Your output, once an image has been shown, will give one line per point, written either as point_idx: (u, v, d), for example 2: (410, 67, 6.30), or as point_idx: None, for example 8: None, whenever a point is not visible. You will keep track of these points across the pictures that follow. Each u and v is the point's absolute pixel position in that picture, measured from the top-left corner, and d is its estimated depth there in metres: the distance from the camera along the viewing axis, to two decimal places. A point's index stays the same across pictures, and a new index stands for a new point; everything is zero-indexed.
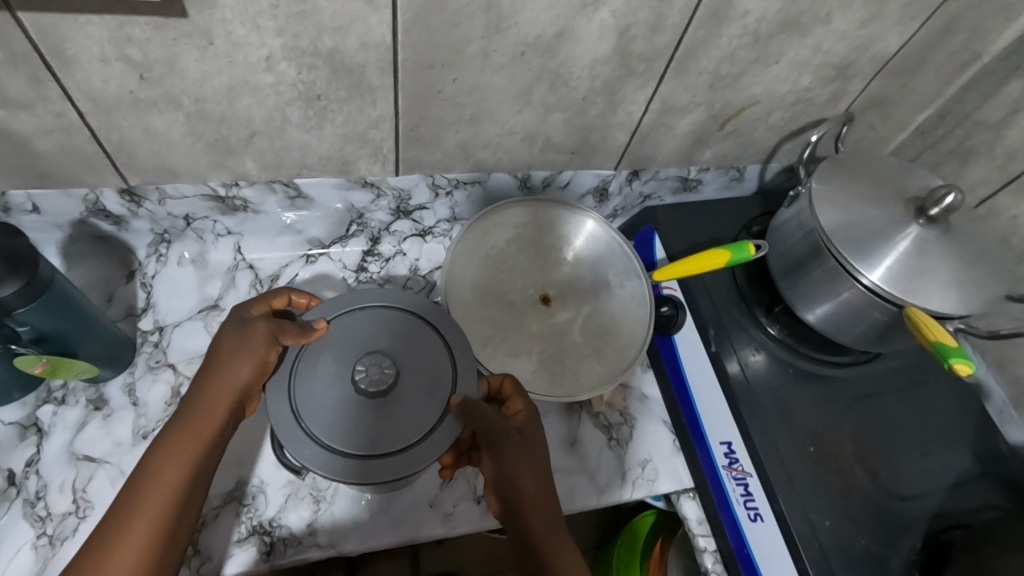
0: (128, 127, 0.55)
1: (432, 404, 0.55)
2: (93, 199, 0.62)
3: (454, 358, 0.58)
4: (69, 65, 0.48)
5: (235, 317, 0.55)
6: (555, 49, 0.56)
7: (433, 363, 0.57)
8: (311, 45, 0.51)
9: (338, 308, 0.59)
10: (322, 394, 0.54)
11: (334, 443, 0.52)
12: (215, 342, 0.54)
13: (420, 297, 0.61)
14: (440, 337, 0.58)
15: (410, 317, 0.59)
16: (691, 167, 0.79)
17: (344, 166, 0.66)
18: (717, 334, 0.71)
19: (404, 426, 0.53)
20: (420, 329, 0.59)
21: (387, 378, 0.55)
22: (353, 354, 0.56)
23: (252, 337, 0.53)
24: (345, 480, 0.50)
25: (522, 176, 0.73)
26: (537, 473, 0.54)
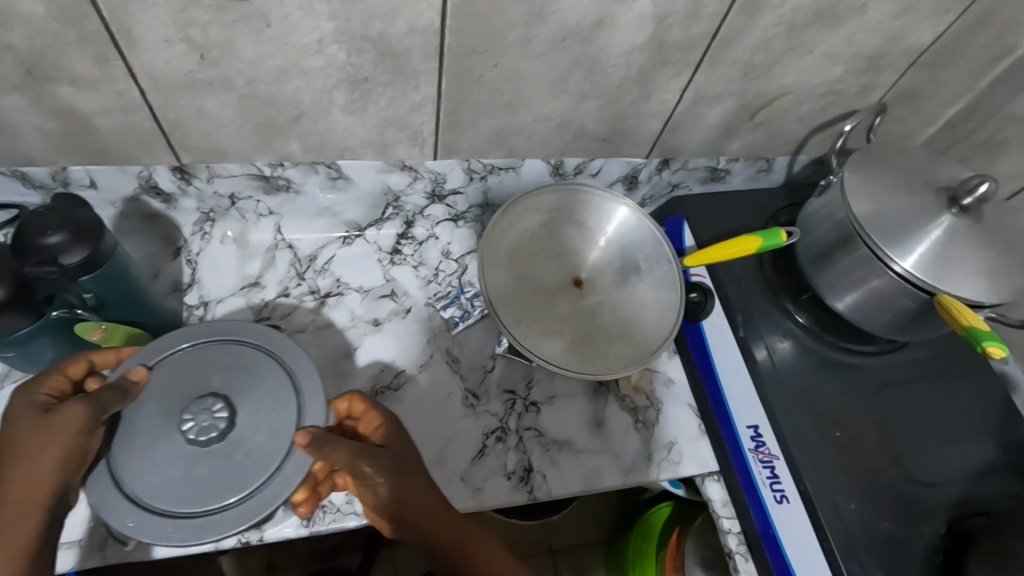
0: (183, 107, 0.57)
1: (275, 441, 0.51)
2: (147, 175, 0.65)
3: (299, 387, 0.54)
4: (134, 44, 0.50)
5: (24, 403, 0.48)
6: (594, 36, 0.58)
7: (273, 402, 0.53)
8: (361, 29, 0.53)
9: (157, 354, 0.54)
10: (146, 450, 0.50)
11: (159, 504, 0.48)
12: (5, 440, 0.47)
13: (260, 327, 0.56)
14: (278, 365, 0.54)
15: (258, 348, 0.55)
16: (720, 158, 0.80)
17: (384, 149, 0.68)
18: (744, 320, 0.72)
19: (237, 477, 0.49)
20: (261, 364, 0.54)
21: (219, 423, 0.50)
22: (180, 401, 0.52)
23: (54, 428, 0.46)
24: (179, 544, 0.47)
25: (555, 162, 0.75)
26: (421, 483, 0.53)
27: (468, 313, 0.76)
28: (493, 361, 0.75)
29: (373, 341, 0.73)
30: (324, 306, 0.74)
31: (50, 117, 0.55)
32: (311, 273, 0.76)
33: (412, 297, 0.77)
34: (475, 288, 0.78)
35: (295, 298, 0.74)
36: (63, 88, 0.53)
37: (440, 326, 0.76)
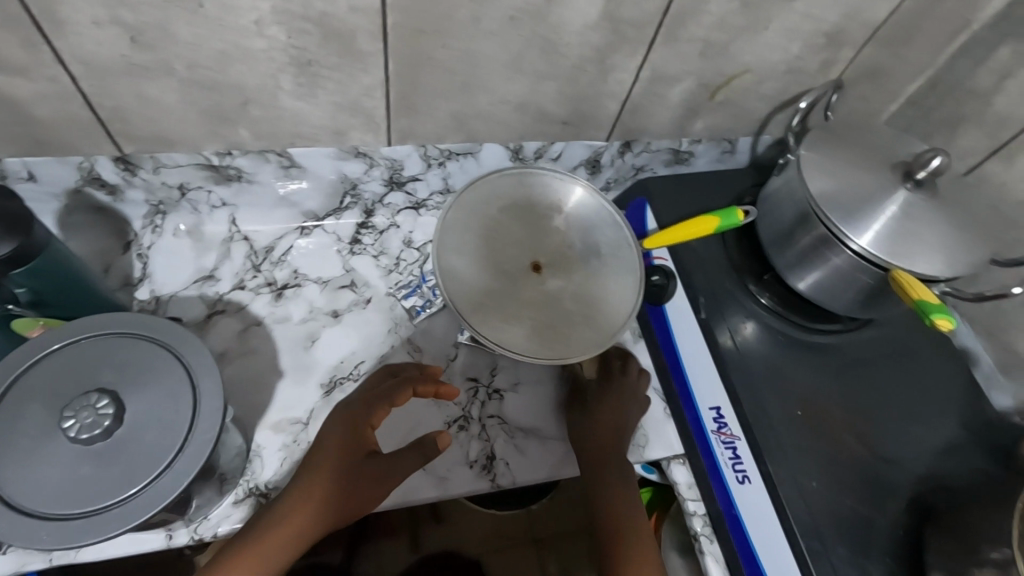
0: (122, 93, 0.55)
1: (164, 440, 0.45)
2: (89, 167, 0.63)
3: (195, 381, 0.48)
4: (62, 28, 0.48)
5: (351, 422, 0.56)
6: (546, 13, 0.56)
7: (168, 398, 0.47)
8: (302, 9, 0.51)
9: (38, 351, 0.48)
10: (24, 450, 0.44)
11: (35, 506, 0.43)
12: (337, 446, 0.55)
13: (158, 319, 0.51)
14: (176, 359, 0.49)
15: (153, 344, 0.49)
16: (682, 140, 0.80)
17: (337, 135, 0.67)
18: (707, 302, 0.72)
19: (122, 475, 0.44)
20: (157, 358, 0.49)
21: (103, 419, 0.45)
22: (65, 397, 0.46)
23: (364, 468, 0.55)
24: (54, 547, 0.42)
25: (514, 146, 0.74)
26: (620, 423, 0.67)
27: (431, 302, 0.75)
28: (457, 350, 0.74)
29: (333, 333, 0.72)
30: (281, 298, 0.73)
31: None
32: (268, 265, 0.74)
33: (373, 287, 0.76)
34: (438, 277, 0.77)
35: (251, 291, 0.72)
36: None
37: (402, 316, 0.75)
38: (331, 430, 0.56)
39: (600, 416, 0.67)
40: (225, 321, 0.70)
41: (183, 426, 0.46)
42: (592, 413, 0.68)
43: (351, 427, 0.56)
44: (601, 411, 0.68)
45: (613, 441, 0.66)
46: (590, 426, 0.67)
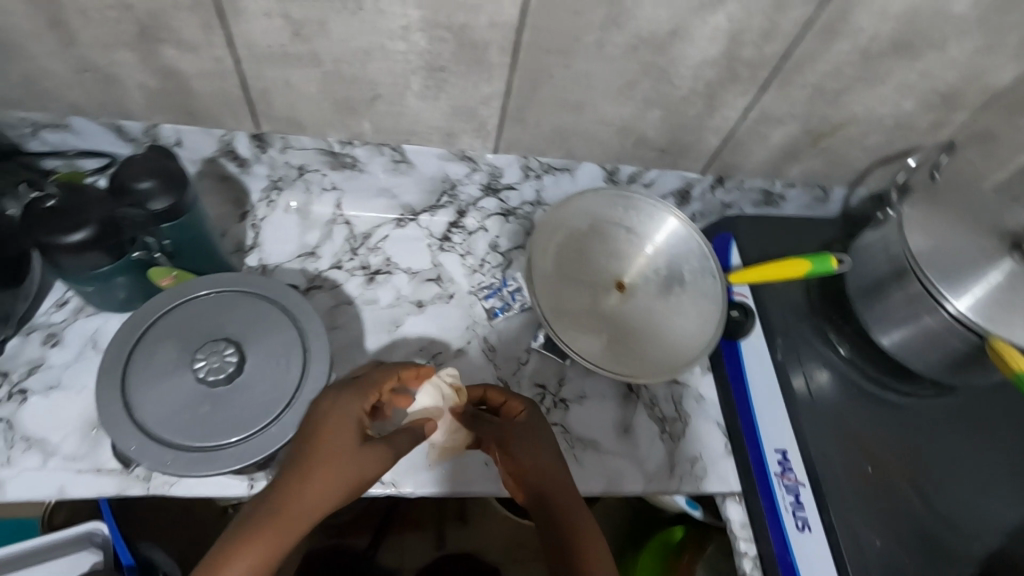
0: (271, 78, 0.61)
1: (276, 394, 0.50)
2: (228, 140, 0.69)
3: (307, 345, 0.52)
4: (239, 15, 0.54)
5: (352, 408, 0.49)
6: (667, 46, 0.59)
7: (283, 354, 0.52)
8: (446, 19, 0.55)
9: (177, 296, 0.53)
10: (157, 383, 0.50)
11: (161, 433, 0.48)
12: (332, 431, 0.47)
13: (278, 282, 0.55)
14: (292, 322, 0.53)
15: (271, 304, 0.54)
16: (776, 181, 0.80)
17: (449, 138, 0.71)
18: (784, 344, 0.72)
19: (237, 420, 0.49)
20: (276, 318, 0.53)
21: (229, 366, 0.50)
22: (196, 341, 0.52)
23: (363, 455, 0.47)
24: (172, 474, 0.46)
25: (610, 168, 0.76)
26: (549, 460, 0.60)
27: (509, 306, 0.78)
28: (528, 355, 0.76)
29: (415, 321, 0.76)
30: (373, 282, 0.77)
31: (154, 76, 0.60)
32: (365, 250, 0.79)
33: (456, 284, 0.80)
34: (517, 283, 0.79)
35: (346, 271, 0.77)
36: (170, 50, 0.57)
37: (481, 315, 0.78)
38: (320, 415, 0.48)
39: (517, 448, 0.60)
40: (320, 296, 0.75)
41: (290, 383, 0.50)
42: (512, 443, 0.61)
43: (352, 416, 0.48)
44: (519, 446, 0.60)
45: (551, 475, 0.59)
46: (521, 476, 0.59)
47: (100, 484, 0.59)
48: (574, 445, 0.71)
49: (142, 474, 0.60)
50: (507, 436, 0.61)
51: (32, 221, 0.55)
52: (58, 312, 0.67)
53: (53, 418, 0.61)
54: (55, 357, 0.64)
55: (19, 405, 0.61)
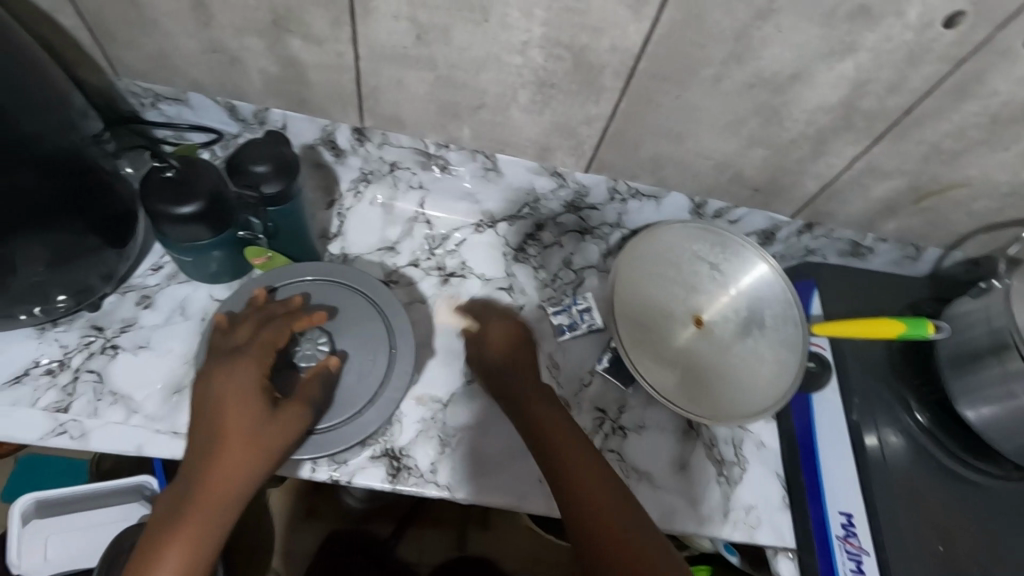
0: (385, 76, 0.63)
1: (361, 389, 0.56)
2: (330, 131, 0.71)
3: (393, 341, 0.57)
4: (368, 16, 0.56)
5: (246, 377, 0.50)
6: (786, 89, 0.58)
7: (370, 350, 0.57)
8: (567, 39, 0.56)
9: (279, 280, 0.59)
10: None
11: None
12: (235, 408, 0.49)
13: (371, 278, 0.60)
14: (381, 317, 0.58)
15: (362, 299, 0.59)
16: (868, 234, 0.78)
17: (543, 152, 0.71)
18: (861, 404, 0.69)
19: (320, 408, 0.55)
20: (366, 313, 0.58)
21: (319, 354, 0.55)
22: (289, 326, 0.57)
23: (277, 423, 0.49)
24: None
25: (698, 201, 0.75)
26: (573, 433, 0.60)
27: (576, 325, 0.77)
28: (591, 377, 0.76)
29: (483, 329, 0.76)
30: (446, 284, 0.78)
31: (276, 64, 0.63)
32: (442, 251, 0.80)
33: (527, 296, 0.80)
34: (588, 302, 0.79)
35: (422, 270, 0.78)
36: (296, 41, 0.59)
37: (548, 331, 0.78)
38: (210, 396, 0.50)
39: (547, 420, 0.62)
40: (395, 291, 0.77)
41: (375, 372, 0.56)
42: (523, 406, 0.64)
43: (238, 384, 0.50)
44: (531, 411, 0.63)
45: (569, 449, 0.59)
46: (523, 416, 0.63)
47: (175, 446, 0.62)
48: (629, 474, 0.70)
49: None
50: (524, 401, 0.64)
51: (150, 189, 0.58)
52: (153, 276, 0.70)
53: (139, 377, 0.64)
54: (147, 318, 0.67)
55: (111, 360, 0.65)
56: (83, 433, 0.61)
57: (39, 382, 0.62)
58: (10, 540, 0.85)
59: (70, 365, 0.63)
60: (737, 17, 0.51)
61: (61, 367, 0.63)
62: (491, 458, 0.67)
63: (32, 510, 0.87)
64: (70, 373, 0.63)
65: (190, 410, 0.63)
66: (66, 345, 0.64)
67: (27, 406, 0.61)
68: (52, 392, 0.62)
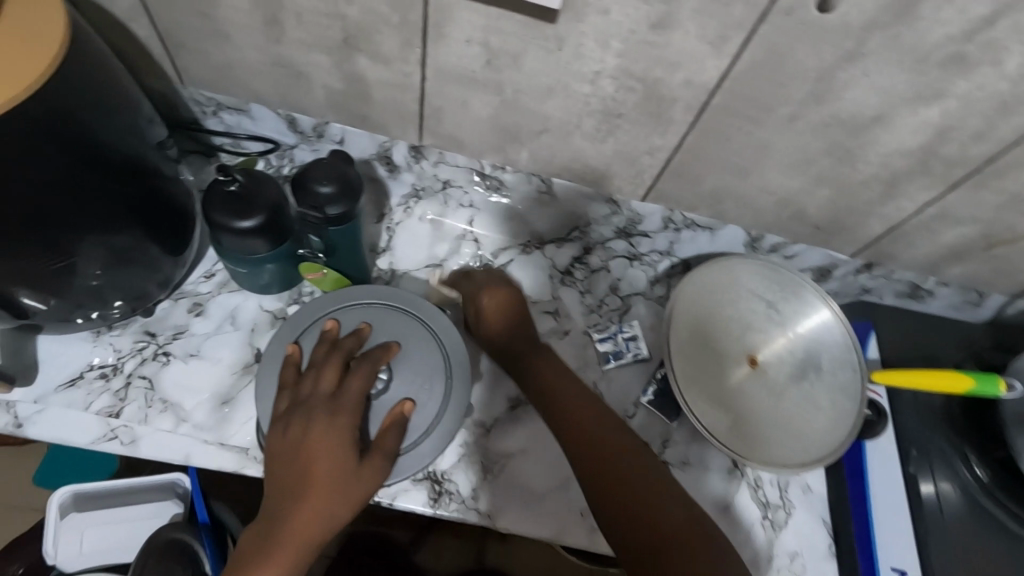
0: (449, 98, 0.62)
1: (416, 423, 0.52)
2: (387, 147, 0.71)
3: (450, 378, 0.54)
4: (440, 39, 0.55)
5: (336, 427, 0.47)
6: (864, 130, 0.56)
7: (427, 381, 0.54)
8: (641, 71, 0.54)
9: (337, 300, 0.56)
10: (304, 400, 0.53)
11: None
12: (325, 459, 0.46)
13: (431, 305, 0.56)
14: (440, 350, 0.55)
15: (419, 325, 0.56)
16: (930, 277, 0.75)
17: (601, 179, 0.70)
18: (918, 456, 0.68)
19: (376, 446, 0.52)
20: (423, 341, 0.55)
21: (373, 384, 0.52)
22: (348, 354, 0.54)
23: (364, 475, 0.47)
24: None
25: (754, 235, 0.74)
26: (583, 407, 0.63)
27: (621, 353, 0.76)
28: (635, 409, 0.74)
29: None
30: None
31: (341, 80, 0.62)
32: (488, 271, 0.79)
33: (573, 321, 0.79)
34: (634, 330, 0.77)
35: None
36: (364, 60, 0.59)
37: (593, 358, 0.77)
38: (296, 439, 0.47)
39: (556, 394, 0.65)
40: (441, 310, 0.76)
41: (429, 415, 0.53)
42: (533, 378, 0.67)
43: (326, 431, 0.47)
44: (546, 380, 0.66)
45: (585, 425, 0.62)
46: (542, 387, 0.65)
47: (222, 458, 0.62)
48: None
49: (259, 456, 0.62)
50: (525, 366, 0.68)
51: (211, 200, 0.58)
52: (205, 284, 0.70)
53: (189, 385, 0.65)
54: (198, 326, 0.67)
55: (162, 367, 0.65)
56: (134, 440, 0.61)
57: (92, 386, 0.63)
58: (47, 533, 0.86)
59: (123, 370, 0.64)
60: (824, 57, 0.50)
61: (115, 372, 0.64)
62: (533, 487, 0.67)
63: (68, 504, 0.88)
64: (123, 378, 0.64)
65: (238, 422, 0.64)
66: (120, 350, 0.65)
67: (81, 410, 0.62)
68: (105, 397, 0.62)
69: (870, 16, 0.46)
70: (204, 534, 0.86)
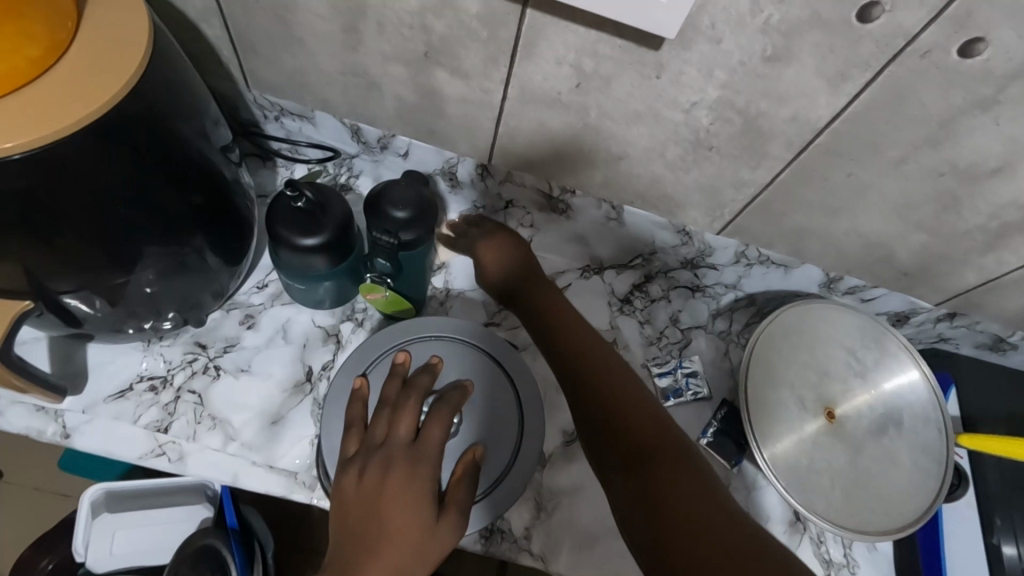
0: (528, 117, 0.59)
1: (486, 470, 0.52)
2: (453, 163, 0.68)
3: (521, 423, 0.54)
4: (528, 58, 0.52)
5: (415, 475, 0.46)
6: (980, 180, 0.52)
7: (498, 424, 0.53)
8: (743, 104, 0.51)
9: (409, 331, 0.57)
10: None
11: None
12: (403, 509, 0.44)
13: (502, 342, 0.57)
14: (511, 392, 0.55)
15: (489, 362, 0.56)
16: (1015, 331, 0.70)
17: (675, 208, 0.67)
18: (1003, 526, 0.63)
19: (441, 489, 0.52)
20: (495, 381, 0.55)
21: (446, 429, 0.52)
22: None
23: (440, 534, 0.45)
24: None
25: (833, 276, 0.70)
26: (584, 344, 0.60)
27: (681, 391, 0.72)
28: None
29: None
30: None
31: (415, 92, 0.59)
32: None
33: (631, 353, 0.75)
34: (695, 366, 0.74)
35: None
36: (444, 74, 0.56)
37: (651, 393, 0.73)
38: (373, 486, 0.45)
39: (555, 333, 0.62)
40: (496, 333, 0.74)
41: (501, 464, 0.52)
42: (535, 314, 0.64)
43: (404, 479, 0.45)
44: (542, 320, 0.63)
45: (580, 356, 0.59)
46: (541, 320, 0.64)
47: (270, 481, 0.59)
48: None
49: (307, 480, 0.60)
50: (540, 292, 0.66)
51: (278, 214, 0.55)
52: (258, 295, 0.68)
53: (239, 402, 0.62)
54: (250, 339, 0.65)
55: (212, 381, 0.63)
56: (181, 457, 0.59)
57: (141, 398, 0.61)
58: (79, 530, 0.85)
59: (172, 383, 0.62)
60: (953, 102, 0.46)
61: (164, 384, 0.62)
62: (589, 530, 0.64)
63: (100, 502, 0.87)
64: (172, 391, 0.62)
65: (287, 443, 0.61)
66: (170, 361, 0.63)
67: (128, 423, 0.59)
68: (153, 410, 0.60)
69: (1016, 63, 0.42)
70: (233, 541, 0.84)
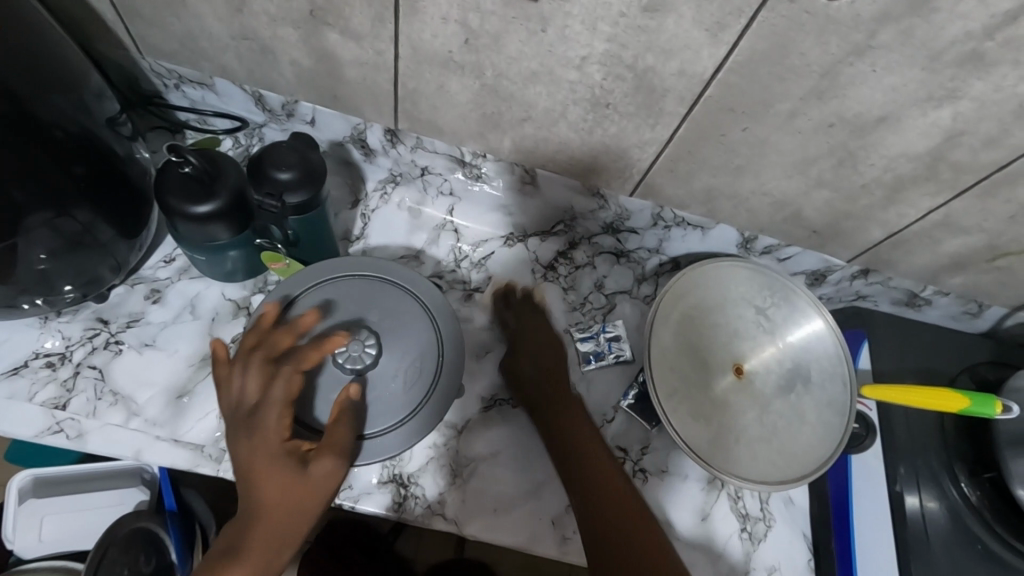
0: (426, 80, 0.58)
1: (409, 396, 0.55)
2: (361, 129, 0.67)
3: (441, 352, 0.57)
4: (412, 15, 0.51)
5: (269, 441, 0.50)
6: (869, 132, 0.51)
7: (417, 356, 0.56)
8: (631, 58, 0.50)
9: (325, 273, 0.59)
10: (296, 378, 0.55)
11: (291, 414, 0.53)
12: (266, 470, 0.50)
13: (426, 282, 0.59)
14: (431, 322, 0.58)
15: (407, 294, 0.59)
16: (927, 286, 0.70)
17: (587, 173, 0.66)
18: (906, 474, 0.65)
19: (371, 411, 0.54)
20: (415, 315, 0.58)
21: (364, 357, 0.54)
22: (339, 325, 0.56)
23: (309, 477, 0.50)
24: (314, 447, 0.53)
25: (748, 235, 0.70)
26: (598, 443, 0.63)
27: (603, 354, 0.72)
28: (614, 413, 0.70)
29: None
30: (470, 299, 0.74)
31: (309, 56, 0.58)
32: (467, 264, 0.75)
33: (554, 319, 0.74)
34: (618, 331, 0.73)
35: (446, 282, 0.74)
36: (333, 35, 0.55)
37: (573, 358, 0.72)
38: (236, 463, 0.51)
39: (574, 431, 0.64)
40: None
41: (420, 394, 0.55)
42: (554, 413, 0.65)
43: (256, 453, 0.50)
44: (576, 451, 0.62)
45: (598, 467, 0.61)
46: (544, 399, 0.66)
47: (175, 456, 0.58)
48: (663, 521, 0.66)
49: (214, 454, 0.59)
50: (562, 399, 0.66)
51: (168, 184, 0.52)
52: (165, 269, 0.66)
53: (144, 378, 0.61)
54: (155, 315, 0.64)
55: (114, 357, 0.62)
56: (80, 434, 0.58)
57: (37, 375, 0.60)
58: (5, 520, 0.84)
59: (71, 360, 0.61)
60: (829, 51, 0.45)
61: (62, 360, 0.61)
62: (504, 492, 0.64)
63: (29, 488, 0.85)
64: (71, 367, 0.61)
65: (192, 416, 0.60)
66: (69, 338, 0.62)
67: (24, 401, 0.59)
68: (50, 387, 0.59)
69: (882, 7, 0.41)
70: (171, 523, 0.82)
